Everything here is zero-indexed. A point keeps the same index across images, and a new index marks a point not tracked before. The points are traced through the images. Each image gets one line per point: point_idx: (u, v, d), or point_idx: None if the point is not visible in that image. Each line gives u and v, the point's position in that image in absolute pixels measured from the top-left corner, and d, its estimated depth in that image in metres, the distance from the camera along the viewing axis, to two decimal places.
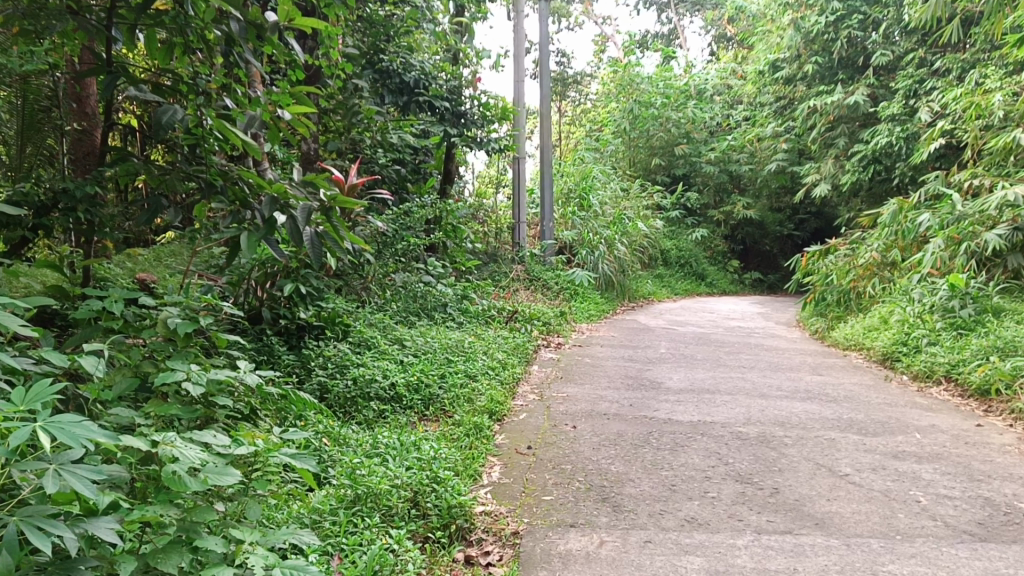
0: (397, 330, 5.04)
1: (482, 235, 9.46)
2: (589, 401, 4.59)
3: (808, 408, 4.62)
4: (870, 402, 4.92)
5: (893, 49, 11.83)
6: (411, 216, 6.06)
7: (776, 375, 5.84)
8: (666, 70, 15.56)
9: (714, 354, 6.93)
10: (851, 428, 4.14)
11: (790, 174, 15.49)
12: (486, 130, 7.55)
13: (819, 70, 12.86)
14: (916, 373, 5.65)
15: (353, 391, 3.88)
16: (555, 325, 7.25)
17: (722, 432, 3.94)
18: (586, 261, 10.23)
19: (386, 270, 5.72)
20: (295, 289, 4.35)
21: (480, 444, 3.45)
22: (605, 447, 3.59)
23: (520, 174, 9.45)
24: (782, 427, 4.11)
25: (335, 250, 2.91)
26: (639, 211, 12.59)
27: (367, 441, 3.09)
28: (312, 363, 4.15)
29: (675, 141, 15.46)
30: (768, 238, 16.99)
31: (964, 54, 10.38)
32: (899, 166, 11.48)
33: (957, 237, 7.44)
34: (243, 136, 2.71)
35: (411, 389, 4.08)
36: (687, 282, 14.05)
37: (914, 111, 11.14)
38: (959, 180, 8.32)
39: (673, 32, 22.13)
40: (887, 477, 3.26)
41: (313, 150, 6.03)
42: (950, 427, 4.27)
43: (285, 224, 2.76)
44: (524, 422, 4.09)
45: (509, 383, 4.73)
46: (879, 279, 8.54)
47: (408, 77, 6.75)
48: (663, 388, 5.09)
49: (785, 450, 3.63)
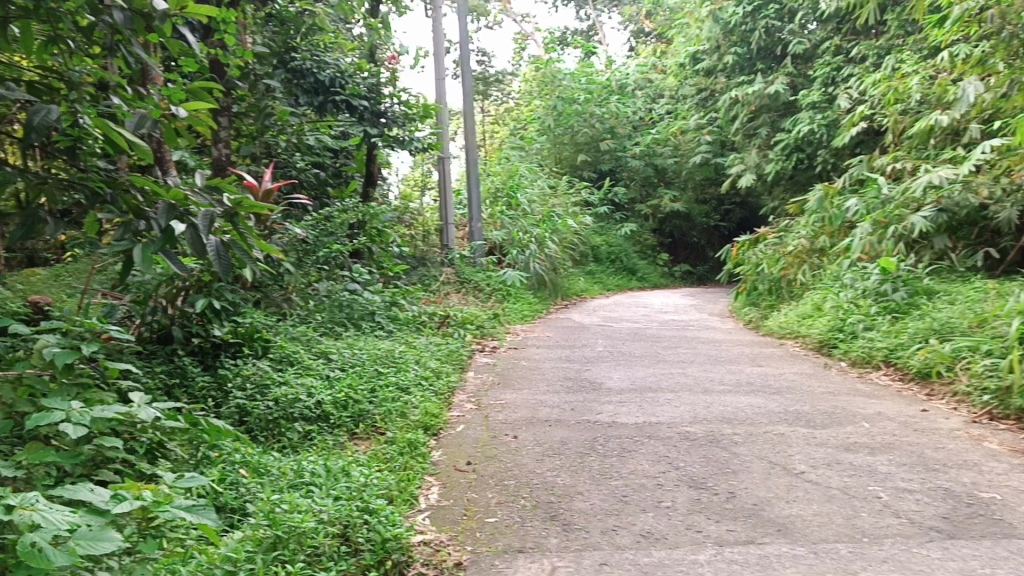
0: (321, 343, 4.73)
1: (409, 238, 9.15)
2: (528, 408, 4.37)
3: (753, 402, 4.49)
4: (813, 392, 4.83)
5: (809, 38, 11.97)
6: (332, 222, 5.73)
7: (717, 368, 5.73)
8: (587, 65, 15.49)
9: (652, 349, 6.81)
10: (798, 421, 4.01)
11: (715, 166, 15.62)
12: (409, 129, 7.27)
13: (739, 61, 12.94)
14: (855, 360, 5.61)
15: (275, 412, 3.59)
16: (489, 328, 7.02)
17: (669, 433, 3.77)
18: (517, 261, 10.04)
19: (307, 279, 5.45)
20: (208, 304, 4.11)
21: (415, 463, 3.21)
22: (549, 458, 3.36)
23: (446, 174, 9.18)
24: (730, 424, 3.96)
25: (245, 258, 2.66)
26: (568, 207, 12.45)
27: (290, 469, 2.81)
28: (229, 385, 3.83)
29: (600, 136, 15.40)
30: (695, 230, 17.11)
31: (879, 41, 10.55)
32: (821, 154, 11.60)
33: (884, 221, 7.47)
34: (130, 137, 2.44)
35: (339, 406, 3.80)
36: (618, 277, 13.98)
37: (833, 98, 11.27)
38: (881, 165, 8.37)
39: (592, 29, 22.13)
40: (843, 473, 3.12)
41: (225, 155, 5.71)
42: (896, 413, 4.19)
43: (184, 233, 2.50)
44: (461, 435, 3.84)
45: (443, 393, 4.48)
46: (809, 266, 8.56)
47: (322, 77, 6.49)
48: (604, 388, 4.90)
49: (736, 450, 3.47)
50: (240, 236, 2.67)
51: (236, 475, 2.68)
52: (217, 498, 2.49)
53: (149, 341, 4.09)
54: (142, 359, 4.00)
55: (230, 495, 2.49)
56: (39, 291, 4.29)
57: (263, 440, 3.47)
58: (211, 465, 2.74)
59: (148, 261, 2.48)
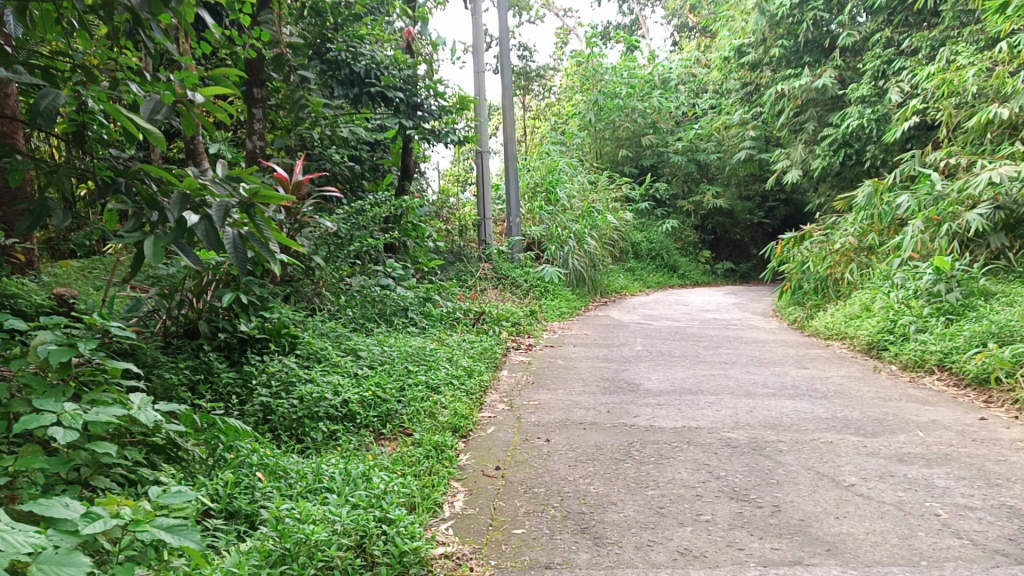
0: (350, 339, 4.61)
1: (445, 233, 9.02)
2: (562, 409, 4.21)
3: (799, 406, 4.28)
4: (863, 397, 4.59)
5: (859, 30, 11.59)
6: (364, 215, 5.60)
7: (760, 370, 5.50)
8: (629, 59, 15.22)
9: (692, 349, 6.60)
10: (846, 429, 3.79)
11: (759, 162, 15.30)
12: (444, 121, 7.13)
13: (786, 54, 12.61)
14: (906, 363, 5.35)
15: (299, 411, 3.48)
16: (525, 326, 6.86)
17: (708, 439, 3.58)
18: (556, 257, 9.87)
19: (339, 274, 5.31)
20: (235, 298, 4.04)
21: (441, 467, 3.07)
22: (582, 464, 3.20)
23: (483, 169, 9.05)
24: (774, 430, 3.75)
25: (262, 251, 2.55)
26: (608, 203, 12.26)
27: (309, 473, 2.70)
28: (254, 382, 3.73)
29: (642, 131, 15.15)
30: (739, 227, 16.78)
31: (933, 32, 10.17)
32: (870, 149, 11.23)
33: (937, 219, 7.16)
34: (144, 124, 2.34)
35: (366, 405, 3.69)
36: (658, 274, 13.74)
37: (884, 91, 10.90)
38: (934, 160, 8.02)
39: (635, 22, 21.79)
40: (897, 487, 2.91)
41: (260, 147, 5.66)
42: (952, 421, 3.95)
43: (198, 225, 2.39)
44: (491, 437, 3.70)
45: (475, 393, 4.34)
46: (856, 264, 8.27)
47: (357, 68, 6.32)
48: (642, 390, 4.72)
49: (781, 458, 3.28)
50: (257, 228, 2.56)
51: (252, 479, 2.57)
52: (230, 504, 2.38)
53: (176, 336, 4.02)
54: (169, 354, 3.93)
55: (244, 501, 2.38)
56: (67, 284, 4.27)
57: (287, 440, 3.37)
58: (229, 468, 2.64)
59: (159, 253, 2.38)
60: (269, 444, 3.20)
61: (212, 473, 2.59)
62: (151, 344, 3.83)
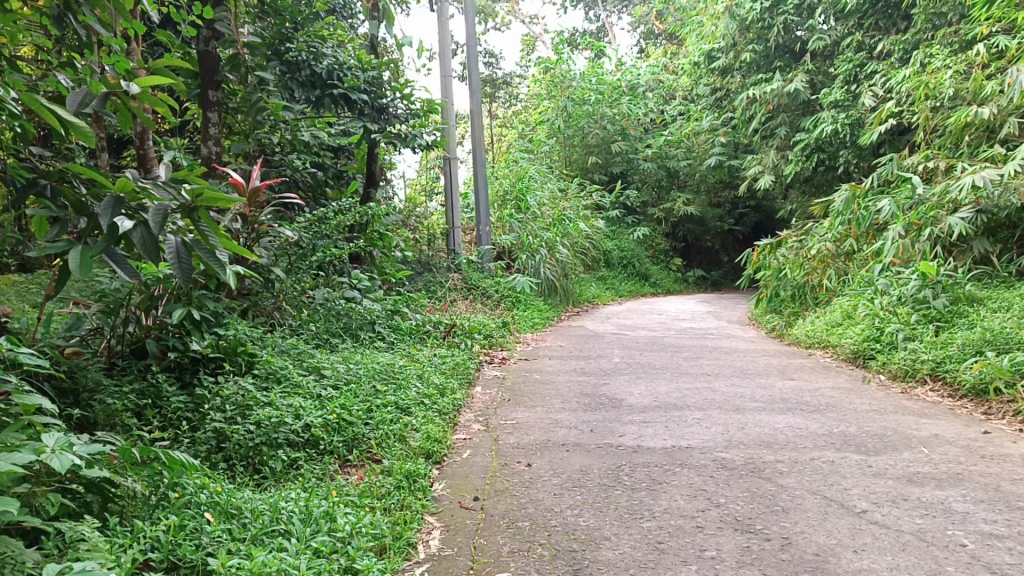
0: (314, 356, 4.28)
1: (413, 242, 8.71)
2: (542, 429, 3.93)
3: (793, 422, 4.04)
4: (857, 410, 4.37)
5: (829, 34, 11.51)
6: (327, 223, 5.26)
7: (745, 382, 5.26)
8: (597, 66, 15.04)
9: (673, 360, 6.36)
10: (846, 446, 3.56)
11: (729, 168, 15.20)
12: (412, 125, 6.75)
13: (756, 59, 12.49)
14: (895, 373, 5.17)
15: (256, 437, 3.17)
16: (498, 338, 6.57)
17: (703, 461, 3.32)
18: (527, 266, 9.62)
19: (301, 287, 4.99)
20: (187, 314, 3.75)
21: (414, 500, 2.79)
22: (569, 493, 2.92)
23: (452, 176, 8.76)
24: (771, 449, 3.51)
25: (208, 259, 2.25)
26: (579, 210, 12.03)
27: (266, 513, 2.40)
28: (207, 406, 3.41)
29: (611, 138, 14.96)
30: (709, 234, 16.65)
31: (906, 36, 10.10)
32: (843, 154, 11.11)
33: (918, 223, 7.00)
34: (64, 116, 2.05)
35: (331, 430, 3.39)
36: (630, 283, 13.54)
37: (856, 96, 10.80)
38: (911, 164, 7.88)
39: (602, 29, 21.70)
40: (913, 513, 2.68)
41: (216, 152, 5.34)
42: (955, 436, 3.73)
43: (133, 232, 2.09)
44: (468, 462, 3.40)
45: (448, 413, 4.04)
46: (834, 270, 8.12)
47: (319, 68, 5.95)
48: (624, 406, 4.46)
49: (782, 482, 3.03)
50: (203, 231, 2.26)
51: (200, 523, 2.26)
52: (173, 552, 2.07)
53: (124, 356, 3.70)
54: (114, 375, 3.61)
55: (188, 548, 2.08)
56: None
57: (243, 471, 3.06)
58: (173, 510, 2.33)
59: (88, 267, 2.06)
60: (223, 477, 2.89)
61: (152, 516, 2.28)
62: (92, 366, 3.51)
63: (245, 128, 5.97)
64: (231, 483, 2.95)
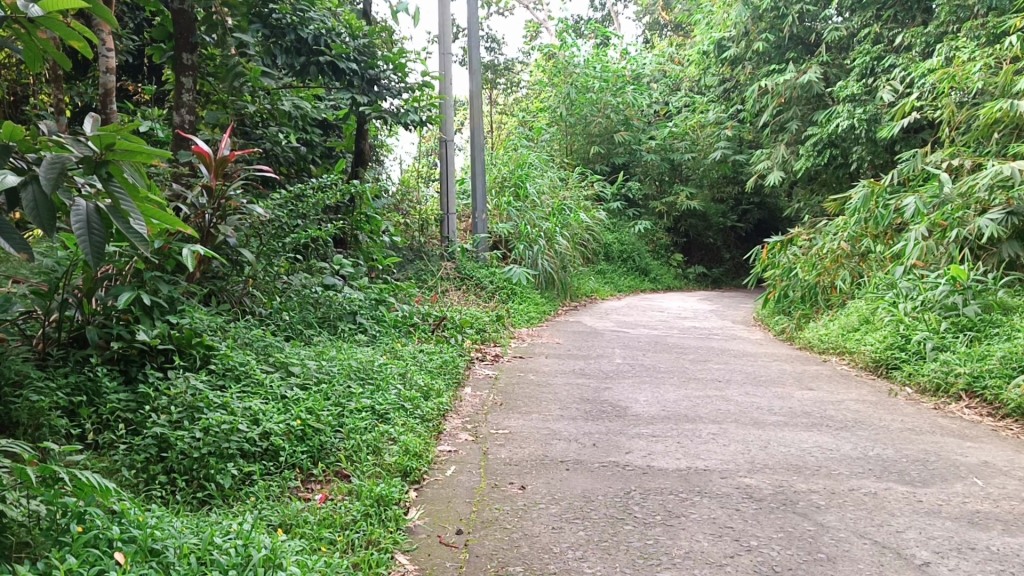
0: (282, 350, 3.79)
1: (404, 228, 8.20)
2: (538, 442, 3.46)
3: (821, 442, 3.57)
4: (889, 429, 3.90)
5: (846, 25, 11.03)
6: (305, 201, 4.75)
7: (760, 392, 4.79)
8: (602, 52, 14.51)
9: (678, 363, 5.91)
10: (888, 474, 3.08)
11: (734, 163, 14.75)
12: (405, 100, 6.23)
13: (768, 49, 12.00)
14: (924, 387, 4.72)
15: (202, 448, 2.69)
16: (491, 333, 6.09)
17: (724, 489, 2.86)
18: (524, 257, 9.15)
19: (276, 271, 4.51)
20: (135, 298, 3.29)
21: (385, 533, 2.34)
22: (569, 528, 2.45)
23: (448, 161, 8.27)
24: (802, 475, 3.04)
25: (126, 230, 1.78)
26: (580, 200, 11.54)
27: (195, 552, 1.92)
28: (150, 407, 2.94)
29: (615, 128, 14.46)
30: (711, 230, 16.15)
31: (928, 28, 9.63)
32: (857, 150, 10.60)
33: (944, 224, 6.51)
34: None
35: (294, 439, 2.92)
36: (630, 277, 13.08)
37: (874, 89, 10.30)
38: (935, 161, 7.37)
39: (607, 18, 21.17)
40: (985, 568, 2.22)
41: (188, 122, 4.85)
42: (1009, 465, 3.27)
43: (20, 192, 1.68)
44: (451, 483, 2.92)
45: (432, 420, 3.57)
46: (848, 271, 7.65)
47: (304, 33, 5.45)
48: (630, 416, 3.99)
49: (822, 520, 2.56)
50: (115, 192, 1.81)
51: (104, 568, 1.78)
52: None
53: (60, 346, 3.23)
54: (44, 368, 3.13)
55: None
56: None
57: (183, 489, 2.59)
58: (71, 551, 1.84)
59: None
60: (155, 502, 2.42)
61: (44, 557, 1.82)
62: (19, 357, 3.03)
63: (223, 96, 5.47)
64: (168, 504, 2.49)
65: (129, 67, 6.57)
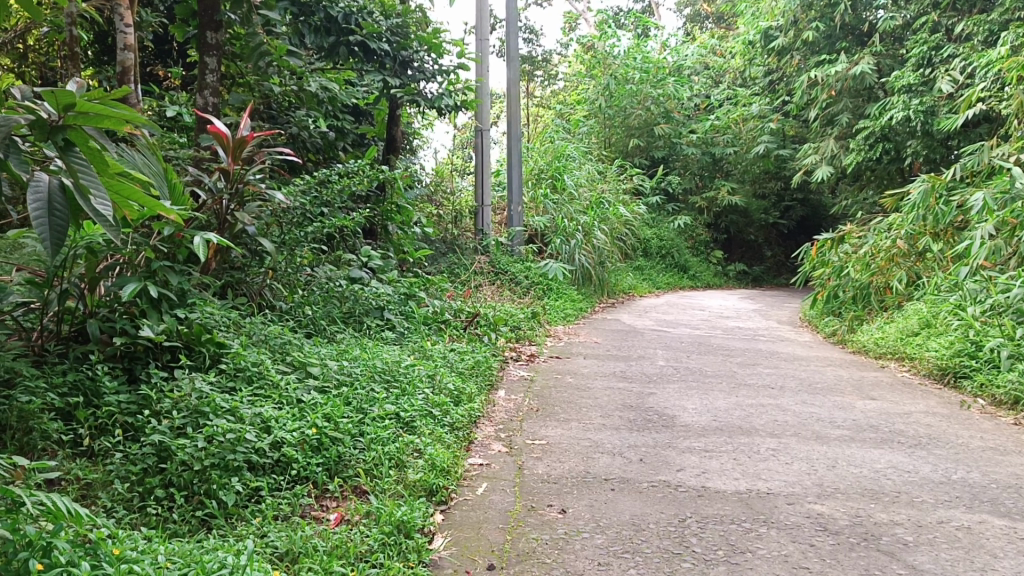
0: (301, 349, 3.49)
1: (436, 219, 7.90)
2: (580, 455, 3.12)
3: (896, 462, 3.19)
4: (969, 447, 3.50)
5: (901, 14, 10.52)
6: (330, 187, 4.46)
7: (818, 401, 4.40)
8: (642, 42, 14.05)
9: (726, 366, 5.54)
10: (979, 504, 2.70)
11: (778, 157, 14.27)
12: (442, 83, 5.96)
13: (817, 39, 11.49)
14: (1001, 400, 4.31)
15: (204, 459, 2.40)
16: (526, 331, 5.77)
17: (795, 518, 2.50)
18: (561, 252, 8.80)
19: (297, 264, 4.22)
20: (140, 289, 3.01)
21: (403, 567, 2.02)
22: (618, 564, 2.12)
23: (484, 153, 7.96)
24: (881, 503, 2.67)
25: (90, 211, 1.50)
26: (618, 194, 11.15)
27: None
28: (151, 411, 2.65)
29: (654, 121, 13.93)
30: (753, 227, 15.64)
31: (991, 16, 9.11)
32: (911, 145, 10.08)
33: (1013, 221, 5.99)
34: None
35: (309, 450, 2.62)
36: (668, 274, 12.67)
37: (931, 81, 9.76)
38: (1002, 154, 6.86)
39: (647, 9, 20.68)
40: None
41: (211, 104, 4.57)
42: None
43: None
44: (482, 503, 2.60)
45: (462, 429, 3.26)
46: (905, 272, 7.20)
47: (335, 12, 5.21)
48: (679, 427, 3.64)
49: (913, 561, 2.20)
50: (78, 166, 1.52)
51: None
52: None
53: (58, 340, 2.97)
54: (41, 366, 2.87)
55: None
56: None
57: (182, 506, 2.30)
58: None
59: None
60: (145, 525, 2.13)
61: None
62: (12, 354, 2.76)
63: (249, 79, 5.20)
64: (162, 526, 2.19)
65: (157, 50, 6.34)
